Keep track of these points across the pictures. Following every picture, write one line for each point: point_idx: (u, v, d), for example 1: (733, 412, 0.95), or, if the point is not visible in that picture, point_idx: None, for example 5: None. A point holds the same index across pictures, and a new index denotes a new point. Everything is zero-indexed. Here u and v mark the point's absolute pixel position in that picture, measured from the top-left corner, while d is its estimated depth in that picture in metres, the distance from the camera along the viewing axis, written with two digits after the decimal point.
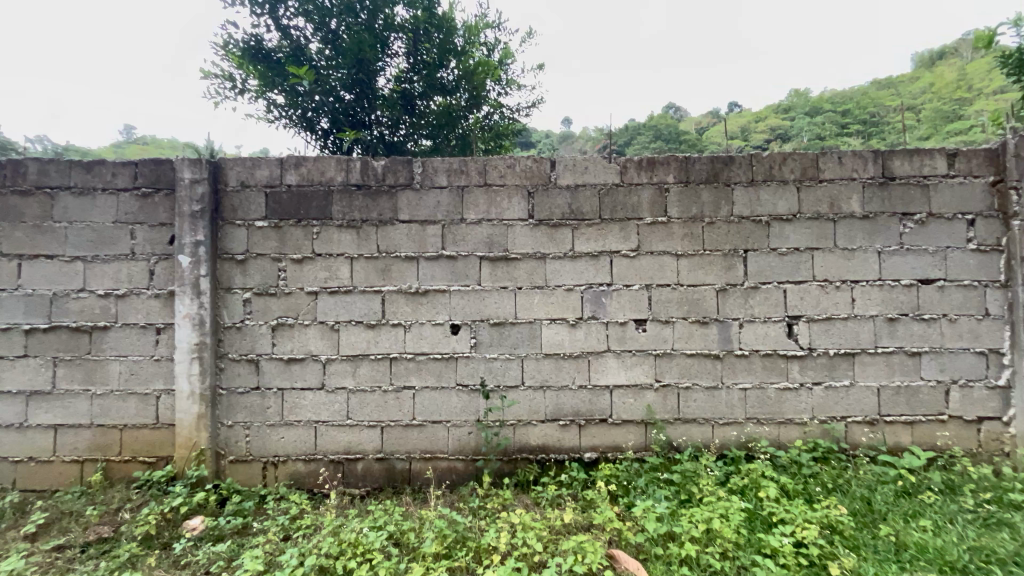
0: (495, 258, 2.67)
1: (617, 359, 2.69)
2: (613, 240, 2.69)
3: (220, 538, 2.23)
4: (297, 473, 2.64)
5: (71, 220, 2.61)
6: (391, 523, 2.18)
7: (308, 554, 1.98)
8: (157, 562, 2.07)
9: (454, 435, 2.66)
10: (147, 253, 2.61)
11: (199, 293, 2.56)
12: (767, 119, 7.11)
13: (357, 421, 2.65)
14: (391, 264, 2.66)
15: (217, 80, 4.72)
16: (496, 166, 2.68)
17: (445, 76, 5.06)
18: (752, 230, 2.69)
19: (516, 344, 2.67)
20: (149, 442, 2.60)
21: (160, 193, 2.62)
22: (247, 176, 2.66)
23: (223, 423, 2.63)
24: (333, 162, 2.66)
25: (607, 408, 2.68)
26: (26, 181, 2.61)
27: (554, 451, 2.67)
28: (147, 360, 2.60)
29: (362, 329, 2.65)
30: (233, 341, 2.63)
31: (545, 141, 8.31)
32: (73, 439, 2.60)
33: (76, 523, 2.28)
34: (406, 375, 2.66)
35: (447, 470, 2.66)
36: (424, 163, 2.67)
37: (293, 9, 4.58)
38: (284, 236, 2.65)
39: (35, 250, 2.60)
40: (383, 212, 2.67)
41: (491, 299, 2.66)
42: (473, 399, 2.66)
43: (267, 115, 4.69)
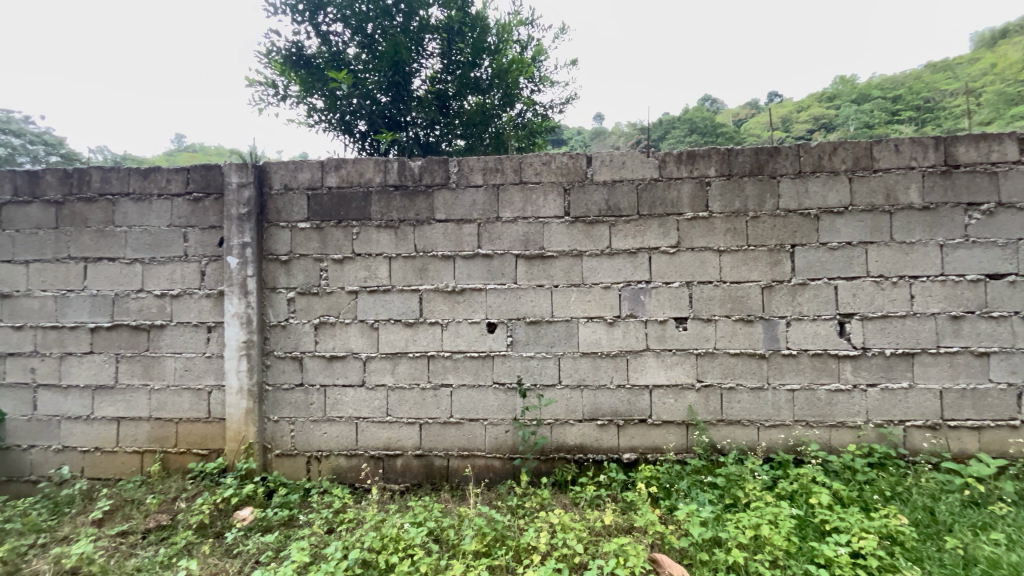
0: (531, 257, 2.65)
1: (656, 358, 2.62)
2: (652, 237, 2.62)
3: (268, 529, 2.31)
4: (339, 468, 2.71)
5: (130, 224, 2.76)
6: (430, 520, 2.21)
7: (351, 547, 2.02)
8: (211, 550, 2.17)
9: (491, 433, 2.66)
10: (198, 254, 2.73)
11: (247, 293, 2.66)
12: (811, 107, 6.80)
13: (396, 418, 2.69)
14: (428, 263, 2.69)
15: (261, 87, 4.90)
16: (531, 163, 2.66)
17: (479, 75, 5.09)
18: (800, 224, 2.57)
19: (553, 342, 2.65)
20: (202, 435, 2.73)
21: (209, 197, 2.74)
22: (290, 179, 2.74)
23: (270, 418, 2.73)
24: (371, 164, 2.70)
25: (646, 408, 2.62)
26: (91, 188, 2.77)
27: (592, 452, 2.64)
28: (200, 357, 2.72)
29: (401, 327, 2.69)
30: (279, 339, 2.72)
31: (577, 138, 8.25)
32: (134, 432, 2.75)
33: (137, 510, 2.42)
34: (444, 373, 2.68)
35: (484, 468, 2.67)
36: (460, 162, 2.68)
37: (332, 15, 4.70)
38: (325, 236, 2.72)
39: (99, 253, 2.77)
40: (420, 212, 2.70)
41: (527, 297, 2.65)
42: (510, 398, 2.66)
43: (308, 120, 4.84)
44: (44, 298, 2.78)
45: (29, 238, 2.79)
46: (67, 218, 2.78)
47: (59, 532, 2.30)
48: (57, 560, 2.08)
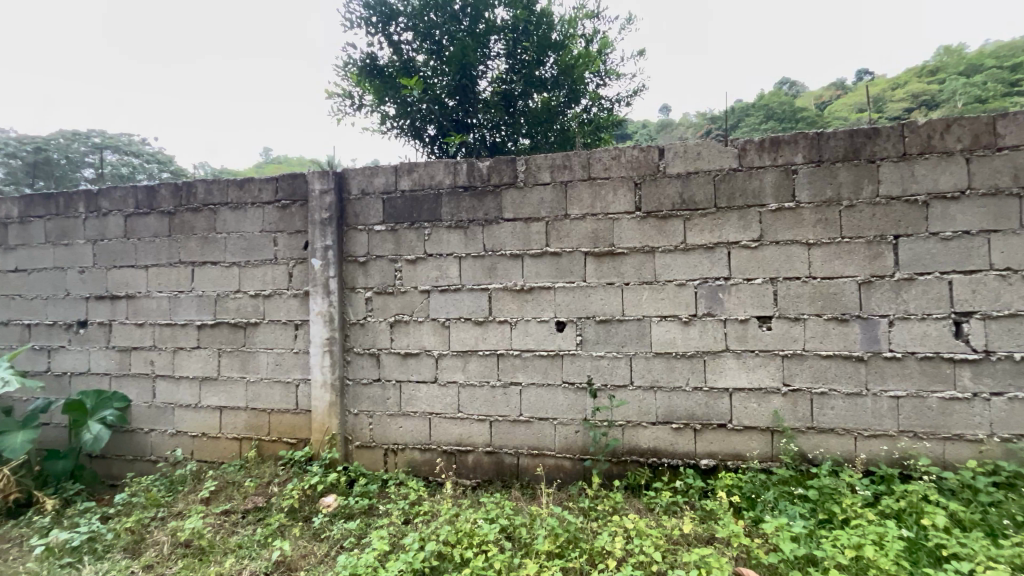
0: (601, 254, 2.59)
1: (737, 359, 2.47)
2: (731, 230, 2.47)
3: (350, 516, 2.45)
4: (414, 461, 2.81)
5: (229, 231, 3.03)
6: (502, 517, 2.23)
7: (427, 539, 2.08)
8: (301, 532, 2.33)
9: (561, 433, 2.64)
10: (287, 257, 2.94)
11: (329, 293, 2.83)
12: (909, 83, 6.14)
13: (467, 415, 2.74)
14: (497, 262, 2.71)
15: (339, 98, 5.20)
16: (600, 159, 2.61)
17: (544, 73, 5.12)
18: (905, 212, 2.30)
19: (624, 342, 2.57)
20: (291, 425, 2.94)
21: (296, 204, 2.94)
22: (367, 184, 2.88)
23: (351, 411, 2.88)
24: (442, 166, 2.77)
25: (726, 412, 2.48)
26: (196, 199, 3.08)
27: (667, 456, 2.53)
28: (289, 352, 2.94)
29: (471, 325, 2.73)
30: (358, 336, 2.87)
31: (642, 132, 7.99)
32: (233, 420, 3.02)
33: (238, 492, 2.65)
34: (513, 372, 2.69)
35: (554, 468, 2.65)
36: (527, 160, 2.68)
37: (403, 25, 4.87)
38: (399, 238, 2.83)
39: (204, 258, 3.07)
40: (489, 211, 2.73)
41: (597, 295, 2.60)
42: (580, 398, 2.62)
43: (382, 127, 5.07)
44: (159, 298, 3.13)
45: (148, 245, 3.15)
46: (178, 227, 3.11)
47: (174, 508, 2.57)
48: (173, 533, 2.33)
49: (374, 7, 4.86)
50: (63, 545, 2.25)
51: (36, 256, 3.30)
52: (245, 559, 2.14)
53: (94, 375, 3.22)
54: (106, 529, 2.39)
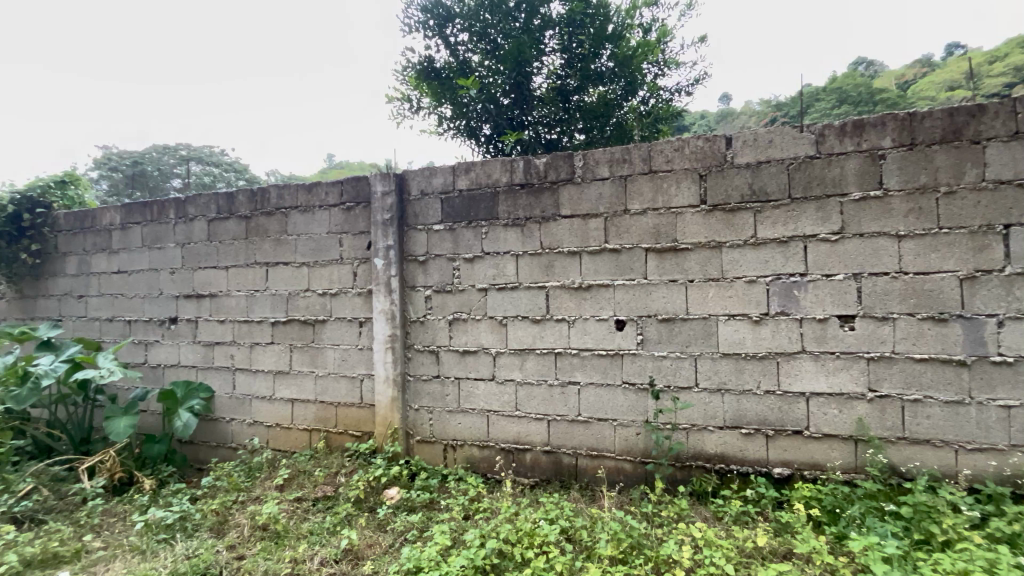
0: (663, 250, 2.49)
1: (815, 362, 2.29)
2: (807, 223, 2.29)
3: (413, 509, 2.51)
4: (473, 458, 2.84)
5: (299, 233, 3.20)
6: (562, 518, 2.20)
7: (488, 537, 2.09)
8: (367, 522, 2.41)
9: (621, 434, 2.56)
10: (351, 257, 3.06)
11: (391, 291, 2.92)
12: (1011, 54, 5.47)
13: (525, 413, 2.73)
14: (554, 260, 2.67)
15: (398, 102, 5.36)
16: (661, 151, 2.50)
17: (601, 65, 5.03)
18: (1017, 198, 2.04)
19: (688, 342, 2.46)
20: (357, 418, 3.06)
21: (359, 206, 3.05)
22: (425, 185, 2.94)
23: (412, 406, 2.96)
24: (498, 165, 2.77)
25: (802, 418, 2.30)
26: (270, 204, 3.27)
27: (735, 462, 2.40)
28: (354, 349, 3.06)
29: (528, 324, 2.72)
30: (418, 333, 2.94)
31: (701, 122, 7.64)
32: (304, 412, 3.19)
33: (308, 480, 2.80)
34: (571, 371, 2.65)
35: (615, 470, 2.57)
36: (585, 155, 2.62)
37: (459, 26, 4.93)
38: (457, 237, 2.86)
39: (277, 259, 3.26)
40: (546, 208, 2.70)
41: (659, 293, 2.50)
42: (641, 399, 2.53)
43: (439, 128, 5.17)
44: (238, 297, 3.36)
45: (228, 247, 3.39)
46: (254, 230, 3.32)
47: (253, 492, 2.75)
48: (252, 516, 2.49)
49: (431, 11, 4.95)
50: (159, 522, 2.47)
51: (135, 259, 3.65)
52: (317, 545, 2.25)
53: (183, 367, 3.51)
54: (195, 509, 2.59)
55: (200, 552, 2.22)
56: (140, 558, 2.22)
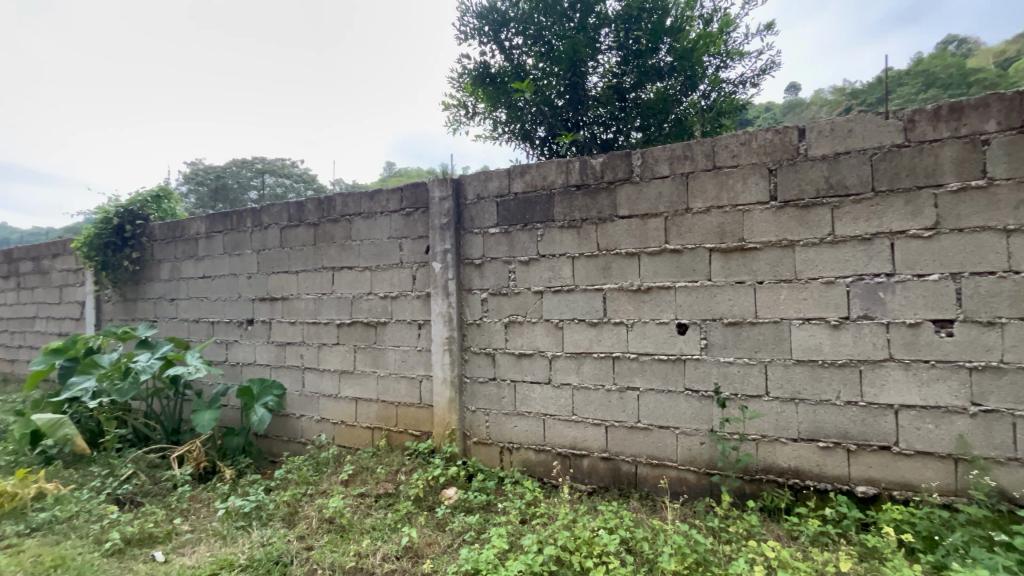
0: (728, 250, 2.36)
1: (905, 371, 2.07)
2: (895, 218, 2.09)
3: (470, 510, 2.54)
4: (529, 461, 2.82)
5: (362, 238, 3.34)
6: (622, 528, 2.13)
7: (546, 543, 2.06)
8: (426, 521, 2.46)
9: (683, 444, 2.45)
10: (410, 261, 3.15)
11: (448, 294, 2.98)
12: None
13: (582, 418, 2.68)
14: (612, 262, 2.61)
15: (454, 109, 5.47)
16: (726, 146, 2.38)
17: (659, 61, 4.88)
18: None
19: (757, 347, 2.32)
20: (416, 418, 3.13)
21: (418, 212, 3.14)
22: (482, 189, 2.97)
23: (469, 408, 2.99)
24: (554, 166, 2.75)
25: (890, 432, 2.10)
26: (335, 211, 3.44)
27: (812, 478, 2.22)
28: (413, 350, 3.14)
29: (585, 327, 2.67)
30: (474, 336, 2.97)
31: (766, 114, 7.19)
32: (366, 410, 3.31)
33: (371, 477, 2.90)
34: (630, 376, 2.57)
35: (677, 481, 2.46)
36: (643, 154, 2.54)
37: (514, 30, 4.95)
38: (513, 239, 2.87)
39: (342, 264, 3.41)
40: (603, 209, 2.64)
41: (724, 295, 2.37)
42: (705, 406, 2.41)
43: (494, 133, 5.23)
44: (307, 300, 3.55)
45: (298, 253, 3.59)
46: (321, 237, 3.50)
47: (320, 486, 2.89)
48: (320, 509, 2.61)
49: (486, 17, 4.98)
50: (238, 510, 2.66)
51: (218, 265, 3.96)
52: (379, 540, 2.32)
53: (259, 365, 3.76)
54: (269, 500, 2.76)
55: (274, 540, 2.36)
56: (222, 543, 2.40)
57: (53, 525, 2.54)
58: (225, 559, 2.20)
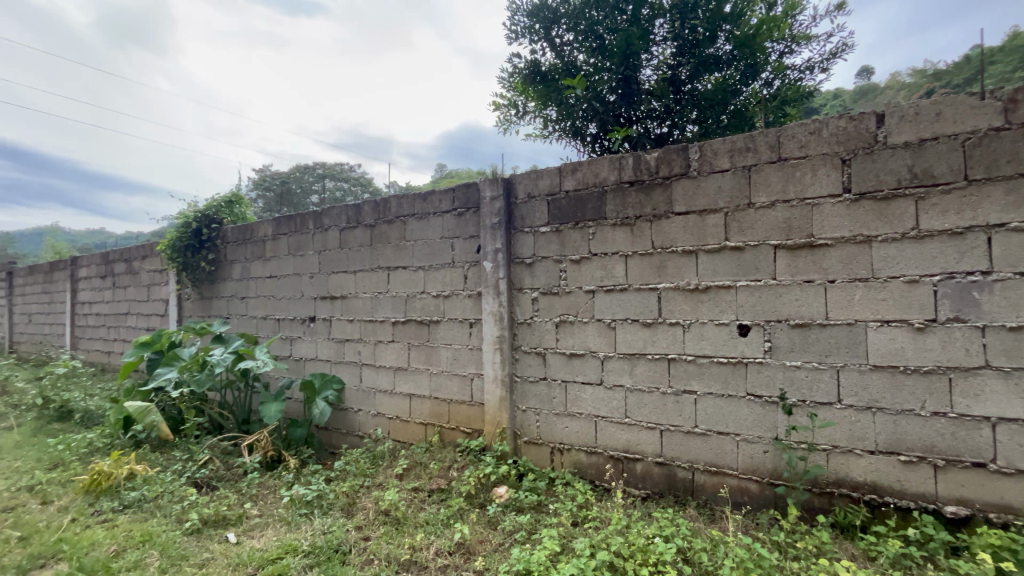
0: (796, 247, 2.22)
1: (1004, 380, 1.86)
2: (992, 209, 1.88)
3: (521, 509, 2.54)
4: (580, 463, 2.78)
5: (416, 238, 3.42)
6: (678, 537, 2.05)
7: (598, 547, 2.02)
8: (478, 518, 2.49)
9: (745, 451, 2.32)
10: (462, 261, 3.20)
11: (499, 293, 2.99)
12: None
13: (635, 421, 2.61)
14: (667, 260, 2.51)
15: (504, 108, 5.50)
16: (793, 136, 2.23)
17: (717, 50, 4.67)
18: None
19: (827, 351, 2.16)
20: (467, 415, 3.17)
21: (469, 212, 3.17)
22: (532, 187, 2.96)
23: (520, 407, 2.99)
24: (606, 162, 2.70)
25: (986, 448, 1.89)
26: (391, 213, 3.54)
27: (891, 494, 2.04)
28: (465, 348, 3.18)
29: (639, 327, 2.60)
30: (525, 335, 2.96)
31: (835, 101, 6.69)
32: (420, 406, 3.40)
33: (424, 471, 2.96)
34: (686, 379, 2.47)
35: (738, 490, 2.34)
36: (701, 147, 2.44)
37: (565, 26, 4.89)
38: (564, 238, 2.83)
39: (397, 263, 3.52)
40: (657, 205, 2.55)
41: (791, 295, 2.23)
42: (769, 413, 2.27)
43: (544, 131, 5.21)
44: (364, 298, 3.69)
45: (356, 253, 3.74)
46: (377, 237, 3.62)
47: (377, 479, 2.99)
48: (376, 501, 2.70)
49: (537, 14, 4.96)
50: (302, 498, 2.80)
51: (283, 265, 4.19)
52: (432, 535, 2.37)
53: (320, 361, 3.95)
54: (329, 489, 2.88)
55: (334, 529, 2.47)
56: (288, 528, 2.54)
57: (142, 503, 2.79)
58: (290, 545, 2.32)
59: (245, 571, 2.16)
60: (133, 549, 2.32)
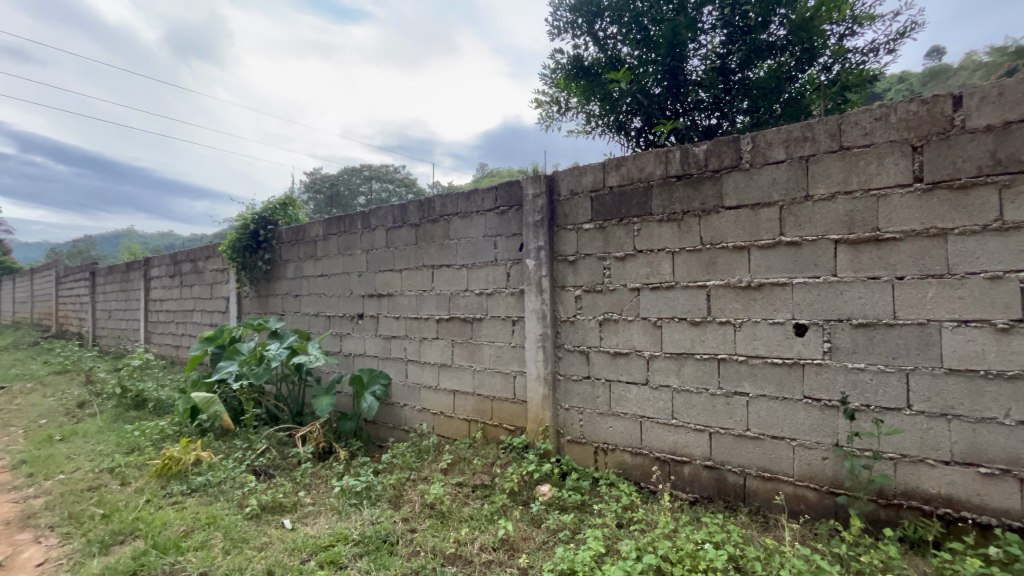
0: (859, 241, 2.08)
1: None
2: None
3: (564, 508, 2.52)
4: (625, 464, 2.73)
5: (459, 237, 3.47)
6: (729, 544, 1.98)
7: (645, 551, 1.98)
8: (521, 515, 2.49)
9: (802, 457, 2.20)
10: (505, 259, 3.21)
11: (542, 291, 2.98)
12: None
13: (683, 423, 2.53)
14: (717, 256, 2.42)
15: (547, 105, 5.47)
16: (856, 123, 2.10)
17: (770, 36, 4.45)
18: None
19: (895, 353, 2.01)
20: (510, 412, 3.19)
21: (512, 210, 3.18)
22: (575, 184, 2.93)
23: (563, 406, 2.97)
24: (652, 157, 2.63)
25: None
26: (434, 212, 3.61)
27: (969, 510, 1.88)
28: (508, 346, 3.19)
29: (686, 326, 2.52)
30: (568, 333, 2.94)
31: (901, 85, 6.22)
32: (463, 403, 3.44)
33: (468, 467, 3.00)
34: (738, 380, 2.37)
35: (794, 498, 2.23)
36: (754, 137, 2.33)
37: (609, 19, 4.80)
38: (608, 235, 2.79)
39: (440, 262, 3.58)
40: (706, 200, 2.46)
41: (853, 293, 2.09)
42: (829, 417, 2.15)
43: (587, 126, 5.14)
44: (410, 296, 3.78)
45: (401, 252, 3.83)
46: (422, 236, 3.70)
47: (422, 473, 3.06)
48: (422, 494, 2.76)
49: (580, 9, 4.90)
50: (351, 488, 2.90)
51: (333, 265, 4.35)
52: (477, 530, 2.39)
53: (368, 357, 4.08)
54: (377, 482, 2.97)
55: (382, 520, 2.54)
56: (338, 517, 2.64)
57: (207, 488, 2.99)
58: (341, 533, 2.41)
59: (300, 555, 2.27)
60: (200, 530, 2.49)
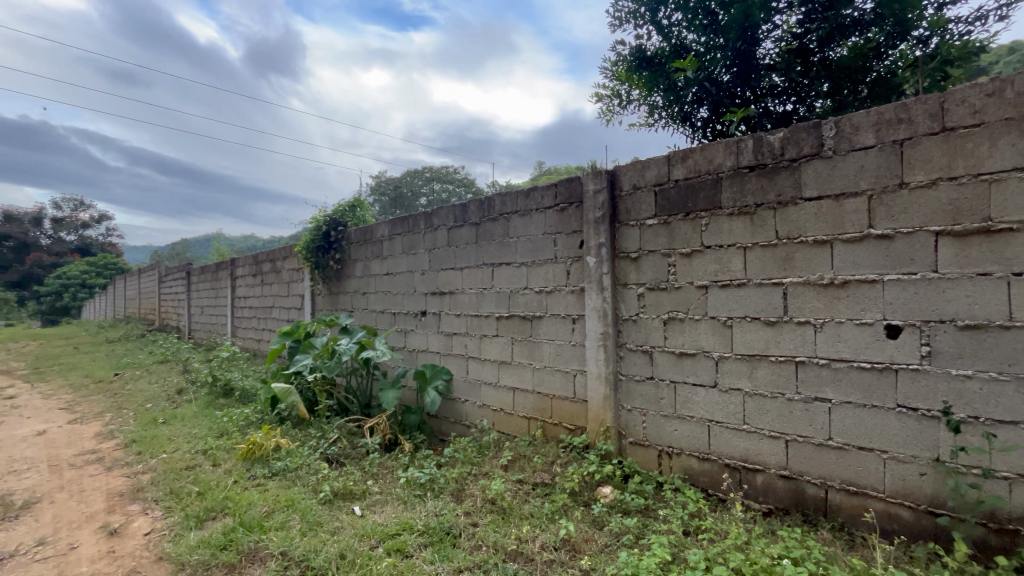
0: (966, 233, 1.85)
1: None
2: None
3: (627, 512, 2.46)
4: (691, 469, 2.62)
5: (518, 235, 3.48)
6: (810, 560, 1.84)
7: (715, 562, 1.89)
8: (582, 516, 2.46)
9: (894, 472, 2.01)
10: (565, 256, 3.18)
11: (603, 289, 2.92)
12: None
13: (755, 429, 2.39)
14: (795, 252, 2.25)
15: (607, 99, 5.35)
16: (963, 100, 1.87)
17: (855, 10, 4.07)
18: None
19: (1010, 359, 1.78)
20: (570, 412, 3.15)
21: (572, 206, 3.14)
22: (638, 179, 2.84)
23: (625, 406, 2.89)
24: (721, 147, 2.49)
25: None
26: (494, 211, 3.64)
27: None
28: (568, 345, 3.16)
29: (760, 326, 2.37)
30: (630, 332, 2.86)
31: (1013, 57, 5.50)
32: (523, 400, 3.45)
33: (529, 465, 3.00)
34: (818, 385, 2.19)
35: (886, 515, 2.03)
36: (838, 121, 2.14)
37: (673, 6, 4.60)
38: (673, 230, 2.68)
39: (500, 260, 3.61)
40: (783, 191, 2.30)
41: (958, 290, 1.87)
42: (929, 430, 1.93)
43: (649, 119, 4.98)
44: (470, 294, 3.84)
45: (462, 251, 3.91)
46: (482, 235, 3.75)
47: (483, 468, 3.10)
48: (483, 489, 2.79)
49: None
50: (416, 480, 3.00)
51: (398, 264, 4.52)
52: (538, 528, 2.39)
53: (431, 353, 4.20)
54: (440, 474, 3.05)
55: (445, 512, 2.60)
56: (404, 507, 2.74)
57: (286, 472, 3.20)
58: (407, 523, 2.50)
59: (369, 542, 2.37)
60: (280, 511, 2.68)
